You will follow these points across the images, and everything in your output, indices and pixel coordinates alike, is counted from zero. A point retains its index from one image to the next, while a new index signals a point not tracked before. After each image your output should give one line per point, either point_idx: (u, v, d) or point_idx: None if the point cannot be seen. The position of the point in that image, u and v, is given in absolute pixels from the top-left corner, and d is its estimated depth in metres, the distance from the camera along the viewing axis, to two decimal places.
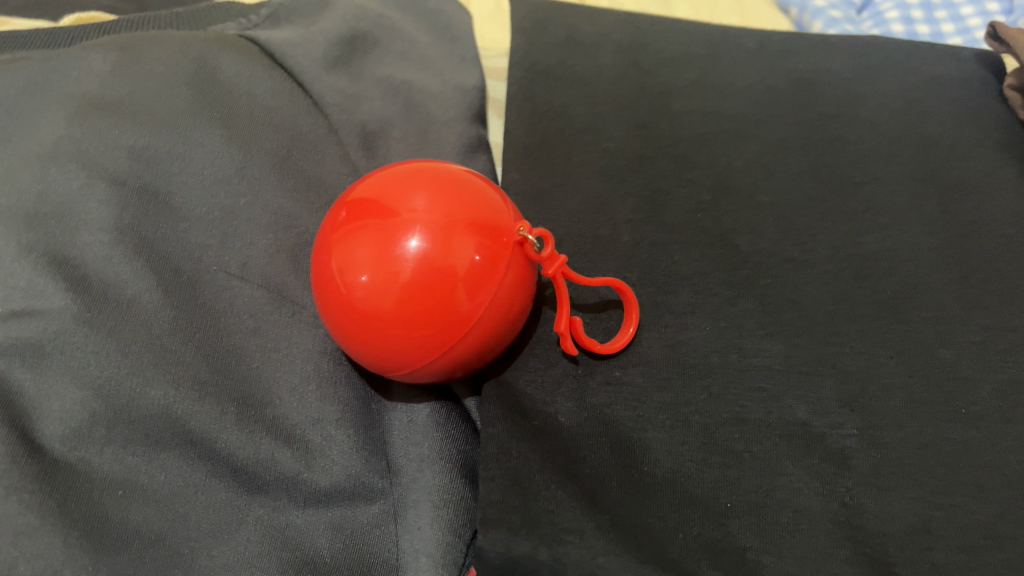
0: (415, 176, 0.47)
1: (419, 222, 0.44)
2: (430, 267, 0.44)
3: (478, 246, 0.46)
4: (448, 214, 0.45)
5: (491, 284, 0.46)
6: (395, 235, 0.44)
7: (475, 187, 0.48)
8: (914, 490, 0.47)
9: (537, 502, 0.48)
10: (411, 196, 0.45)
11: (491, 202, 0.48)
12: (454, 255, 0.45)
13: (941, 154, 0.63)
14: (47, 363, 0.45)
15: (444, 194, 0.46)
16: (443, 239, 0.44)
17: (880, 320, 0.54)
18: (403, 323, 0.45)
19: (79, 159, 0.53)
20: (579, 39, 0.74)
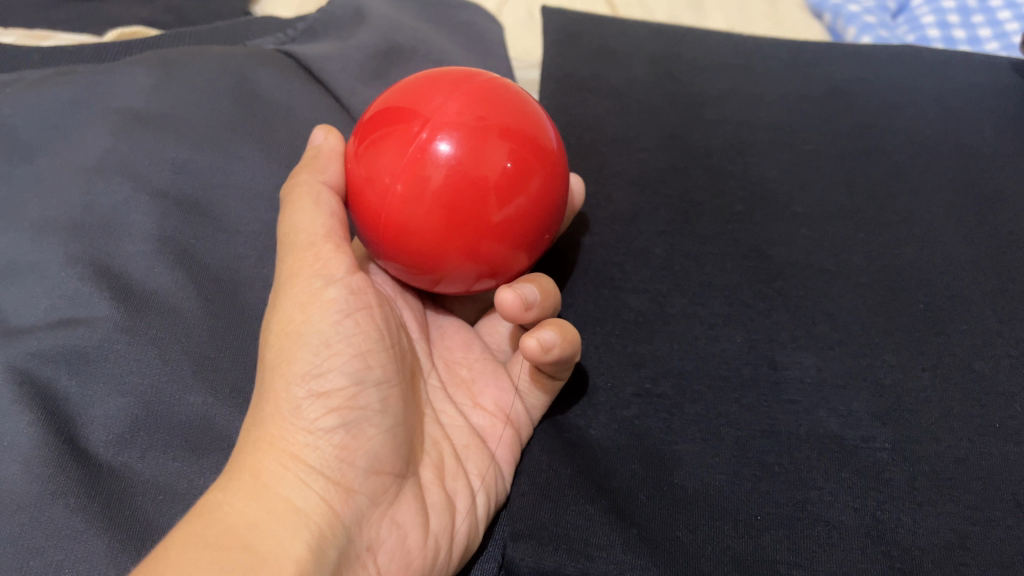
0: (443, 80, 0.44)
1: (448, 123, 0.41)
2: (463, 172, 0.41)
3: (510, 151, 0.42)
4: (478, 114, 0.42)
5: (521, 189, 0.42)
6: (422, 135, 0.41)
7: (505, 93, 0.44)
8: (951, 505, 0.46)
9: (567, 517, 0.47)
10: (437, 97, 0.43)
11: (531, 110, 0.45)
12: (486, 162, 0.41)
13: (978, 164, 0.62)
14: (92, 370, 0.47)
15: (472, 97, 0.43)
16: (472, 141, 0.41)
17: (915, 333, 0.54)
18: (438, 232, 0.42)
19: (124, 173, 0.55)
20: (611, 49, 0.75)
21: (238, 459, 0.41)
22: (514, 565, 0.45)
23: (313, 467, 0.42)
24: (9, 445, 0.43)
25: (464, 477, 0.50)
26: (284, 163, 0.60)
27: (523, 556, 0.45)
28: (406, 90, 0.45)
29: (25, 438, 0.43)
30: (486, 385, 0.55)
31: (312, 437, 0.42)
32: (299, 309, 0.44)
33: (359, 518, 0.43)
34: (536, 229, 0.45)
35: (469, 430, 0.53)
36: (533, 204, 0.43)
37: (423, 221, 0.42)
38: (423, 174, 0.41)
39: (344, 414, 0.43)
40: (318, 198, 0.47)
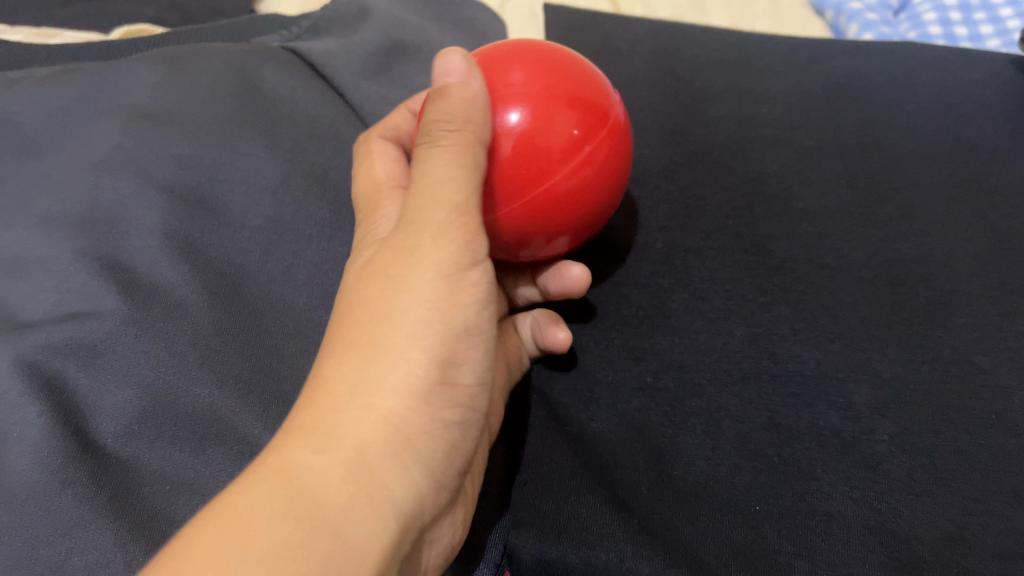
0: (509, 53, 0.47)
1: (518, 94, 0.44)
2: (533, 141, 0.44)
3: (578, 121, 0.45)
4: (546, 85, 0.45)
5: (586, 158, 0.45)
6: (495, 104, 0.44)
7: (570, 65, 0.47)
8: (949, 496, 0.47)
9: (568, 507, 0.48)
10: (506, 70, 0.45)
11: (593, 81, 0.47)
12: (555, 131, 0.44)
13: (978, 159, 0.63)
14: (100, 362, 0.47)
15: (541, 69, 0.46)
16: (542, 110, 0.44)
17: (914, 326, 0.54)
18: (509, 196, 0.44)
19: (131, 169, 0.56)
20: (613, 46, 0.75)
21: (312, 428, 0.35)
22: (517, 556, 0.46)
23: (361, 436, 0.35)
24: (18, 435, 0.44)
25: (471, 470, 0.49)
26: (288, 159, 0.60)
27: (526, 545, 0.46)
28: (476, 64, 0.47)
29: (35, 430, 0.44)
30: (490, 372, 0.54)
31: (432, 427, 0.38)
32: (404, 265, 0.38)
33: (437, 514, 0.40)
34: (598, 198, 0.47)
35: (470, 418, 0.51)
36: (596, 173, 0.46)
37: (495, 186, 0.44)
38: (496, 143, 0.44)
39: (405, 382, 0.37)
40: (464, 133, 0.41)
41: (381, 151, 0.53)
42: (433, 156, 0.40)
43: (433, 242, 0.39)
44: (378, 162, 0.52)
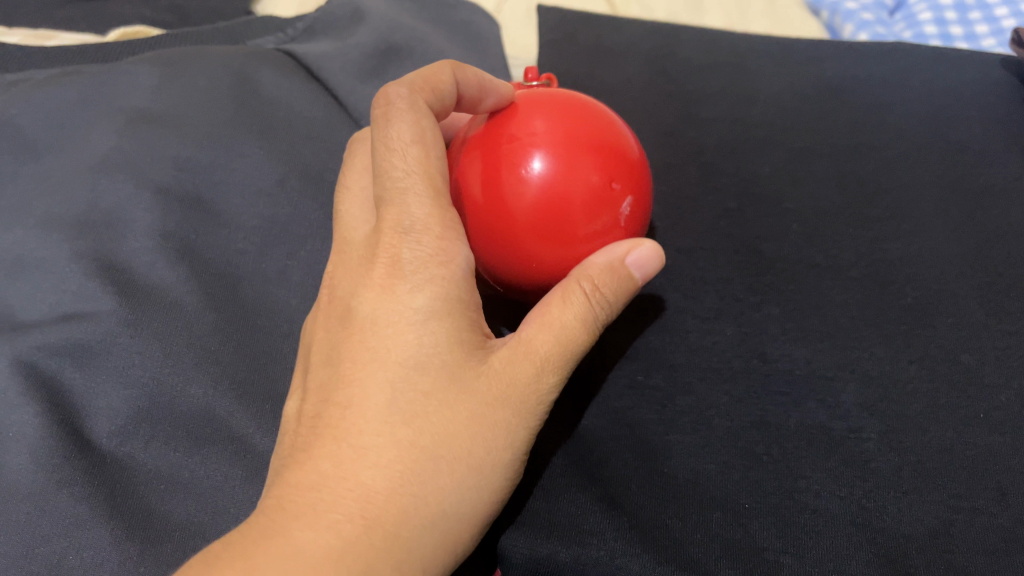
0: (538, 100, 0.48)
1: (543, 142, 0.45)
2: (553, 186, 0.44)
3: (601, 169, 0.45)
4: (569, 134, 0.45)
5: (611, 211, 0.45)
6: (520, 151, 0.45)
7: (592, 112, 0.47)
8: (935, 493, 0.47)
9: (559, 505, 0.48)
10: (531, 118, 0.46)
11: (621, 135, 0.47)
12: (574, 178, 0.44)
13: (966, 161, 0.63)
14: (96, 362, 0.48)
15: (562, 115, 0.46)
16: (565, 160, 0.44)
17: (902, 325, 0.55)
18: (529, 236, 0.45)
19: (127, 171, 0.56)
20: (607, 48, 0.76)
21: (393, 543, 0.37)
22: (509, 553, 0.46)
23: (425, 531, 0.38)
24: (16, 435, 0.45)
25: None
26: (283, 160, 0.60)
27: (518, 542, 0.46)
28: (505, 109, 0.48)
29: (33, 430, 0.45)
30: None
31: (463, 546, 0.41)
32: (511, 410, 0.41)
33: None
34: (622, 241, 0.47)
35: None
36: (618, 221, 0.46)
37: (517, 228, 0.45)
38: (518, 189, 0.44)
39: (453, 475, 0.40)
40: (606, 311, 0.43)
41: (415, 112, 0.43)
42: (575, 323, 0.42)
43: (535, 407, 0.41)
44: (402, 122, 0.43)
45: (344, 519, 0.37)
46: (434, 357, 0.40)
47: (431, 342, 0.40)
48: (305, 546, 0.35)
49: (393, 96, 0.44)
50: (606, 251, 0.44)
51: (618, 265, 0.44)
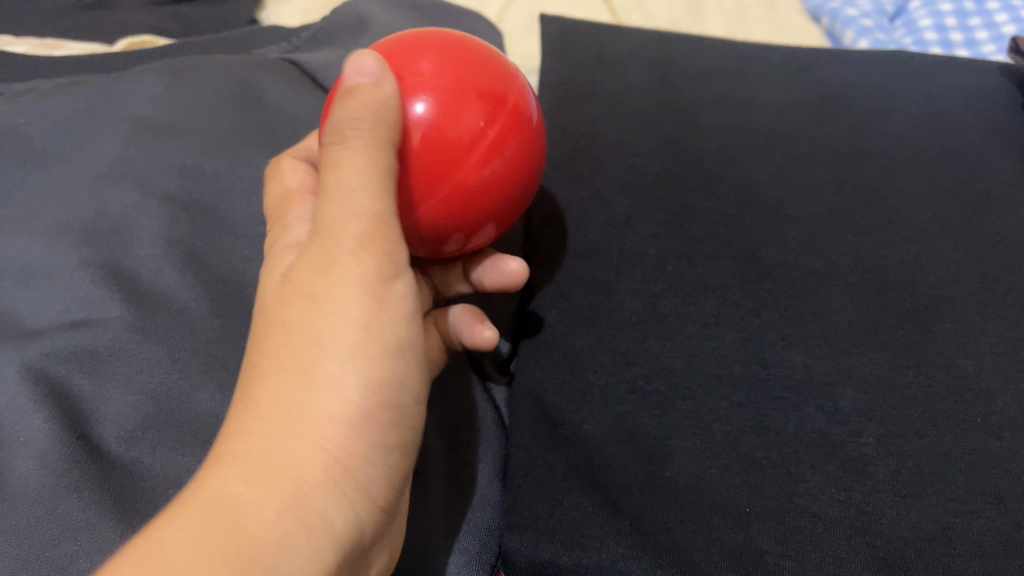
0: (419, 40, 0.44)
1: (424, 85, 0.41)
2: (436, 131, 0.41)
3: (487, 113, 0.42)
4: (456, 78, 0.42)
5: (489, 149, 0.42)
6: (404, 94, 0.41)
7: (481, 53, 0.44)
8: (933, 498, 0.48)
9: (561, 508, 0.49)
10: (419, 58, 0.43)
11: (512, 83, 0.44)
12: (460, 122, 0.41)
13: (964, 167, 0.64)
14: (104, 368, 0.49)
15: (451, 57, 0.43)
16: (448, 103, 0.41)
17: (900, 331, 0.55)
18: (415, 183, 0.42)
19: (134, 179, 0.57)
20: (608, 57, 0.75)
21: (311, 505, 0.35)
22: (513, 557, 0.47)
23: (357, 483, 0.38)
24: (25, 441, 0.45)
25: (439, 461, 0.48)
26: None
27: (521, 546, 0.47)
28: (389, 50, 0.44)
29: (41, 434, 0.45)
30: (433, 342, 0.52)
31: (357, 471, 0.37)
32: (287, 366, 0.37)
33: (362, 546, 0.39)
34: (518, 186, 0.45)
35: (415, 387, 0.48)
36: (506, 169, 0.43)
37: (402, 180, 0.42)
38: (398, 135, 0.41)
39: (397, 427, 0.40)
40: (361, 133, 0.39)
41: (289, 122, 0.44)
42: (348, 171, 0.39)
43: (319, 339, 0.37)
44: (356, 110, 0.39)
45: (280, 484, 0.34)
46: (388, 310, 0.39)
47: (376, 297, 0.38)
48: (236, 503, 0.33)
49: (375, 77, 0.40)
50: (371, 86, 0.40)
51: (377, 91, 0.40)
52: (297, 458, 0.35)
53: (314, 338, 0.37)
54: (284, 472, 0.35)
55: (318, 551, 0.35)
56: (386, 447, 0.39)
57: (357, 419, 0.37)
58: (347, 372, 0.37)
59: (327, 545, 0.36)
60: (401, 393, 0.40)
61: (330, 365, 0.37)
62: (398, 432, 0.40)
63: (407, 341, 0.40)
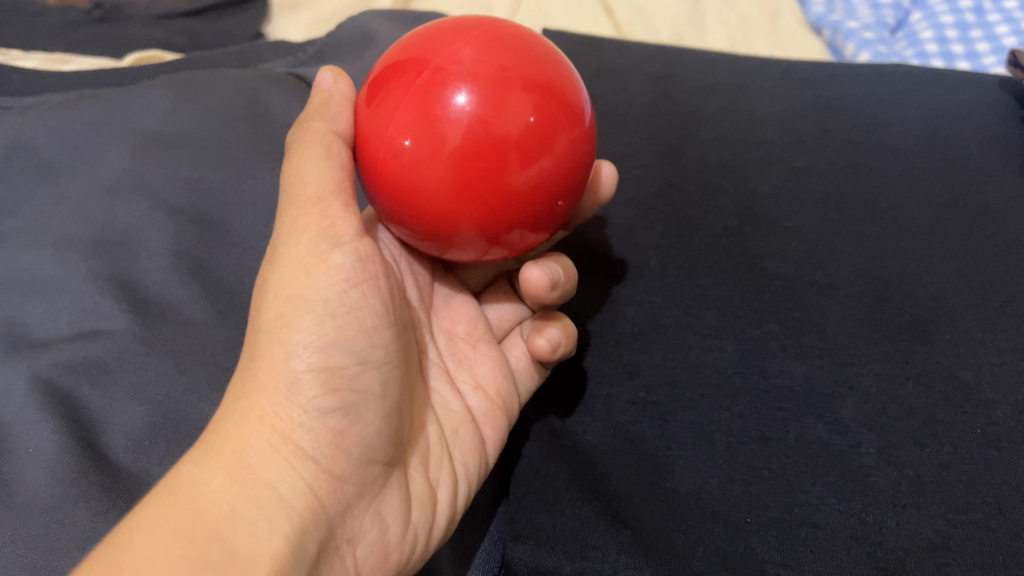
0: (457, 28, 0.39)
1: (465, 74, 0.36)
2: (481, 126, 0.36)
3: (537, 107, 0.37)
4: (501, 67, 0.37)
5: (540, 148, 0.37)
6: (439, 86, 0.37)
7: (528, 40, 0.39)
8: (933, 508, 0.48)
9: (563, 518, 0.49)
10: (456, 46, 0.38)
11: (561, 70, 0.39)
12: (507, 116, 0.36)
13: (963, 179, 0.64)
14: (112, 379, 0.49)
15: (495, 44, 0.38)
16: (492, 94, 0.36)
17: (900, 341, 0.56)
18: (456, 188, 0.37)
19: (143, 193, 0.58)
20: (609, 70, 0.76)
21: (255, 473, 0.38)
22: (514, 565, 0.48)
23: (303, 451, 0.40)
24: (32, 451, 0.46)
25: (448, 467, 0.49)
26: None
27: (522, 555, 0.48)
28: (426, 40, 0.39)
29: (49, 444, 0.46)
30: (486, 366, 0.54)
31: (305, 418, 0.40)
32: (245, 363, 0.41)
33: (344, 510, 0.41)
34: (569, 189, 0.40)
35: (464, 414, 0.52)
36: (561, 167, 0.38)
37: (438, 184, 0.37)
38: (439, 132, 0.36)
39: (341, 395, 0.41)
40: (316, 147, 0.44)
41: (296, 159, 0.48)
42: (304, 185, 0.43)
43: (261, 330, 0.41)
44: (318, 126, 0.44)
45: (223, 455, 0.38)
46: (316, 280, 0.41)
47: (307, 272, 0.42)
48: (184, 483, 0.37)
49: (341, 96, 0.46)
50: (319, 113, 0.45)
51: (328, 109, 0.45)
52: (239, 434, 0.39)
53: (260, 333, 0.41)
54: (227, 446, 0.38)
55: (272, 516, 0.37)
56: (333, 416, 0.41)
57: (287, 388, 0.40)
58: (283, 348, 0.40)
59: (280, 511, 0.38)
60: (340, 360, 0.41)
61: (274, 350, 0.40)
62: (345, 402, 0.41)
63: (342, 311, 0.42)
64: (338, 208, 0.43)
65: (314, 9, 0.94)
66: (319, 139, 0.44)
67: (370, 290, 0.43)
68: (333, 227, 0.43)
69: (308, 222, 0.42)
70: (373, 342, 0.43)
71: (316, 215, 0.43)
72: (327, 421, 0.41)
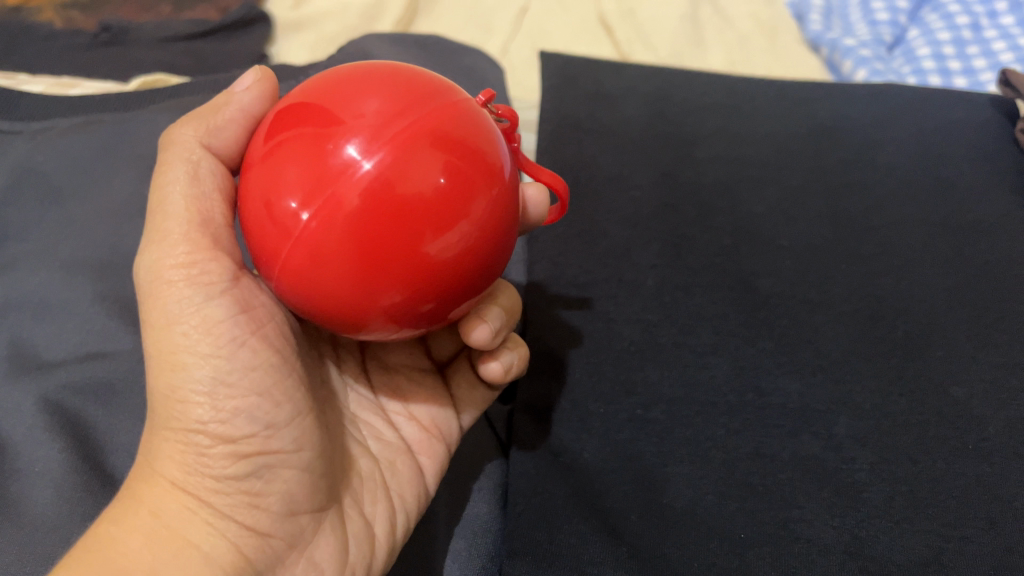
0: (362, 77, 0.37)
1: (364, 129, 0.34)
2: (382, 188, 0.33)
3: (446, 166, 0.34)
4: (406, 121, 0.34)
5: (452, 210, 0.34)
6: (336, 144, 0.34)
7: (442, 90, 0.36)
8: (927, 523, 0.49)
9: (560, 536, 0.50)
10: (358, 97, 0.35)
11: (482, 124, 0.36)
12: (410, 176, 0.33)
13: (955, 198, 0.65)
14: (119, 401, 0.51)
15: (401, 92, 0.35)
16: (393, 151, 0.33)
17: (894, 359, 0.56)
18: (355, 256, 0.34)
19: (149, 217, 0.59)
20: (607, 92, 0.77)
21: (174, 532, 0.40)
22: None
23: (220, 511, 0.41)
24: (39, 470, 0.46)
25: (384, 499, 0.50)
26: None
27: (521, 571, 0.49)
28: (322, 89, 0.36)
29: (56, 464, 0.47)
30: (420, 396, 0.56)
31: (218, 483, 0.41)
32: (153, 428, 0.42)
33: (274, 562, 0.42)
34: (490, 259, 0.37)
35: (400, 445, 0.53)
36: (478, 232, 0.35)
37: (334, 253, 0.34)
38: (334, 195, 0.33)
39: (252, 461, 0.41)
40: (182, 183, 0.42)
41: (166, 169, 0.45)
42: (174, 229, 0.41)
43: (153, 390, 0.41)
44: (188, 149, 0.42)
45: (139, 517, 0.40)
46: (197, 345, 0.40)
47: (186, 335, 0.40)
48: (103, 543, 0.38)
49: (234, 96, 0.43)
50: (187, 139, 0.43)
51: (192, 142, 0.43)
52: (156, 498, 0.40)
53: (156, 401, 0.41)
54: (143, 507, 0.40)
55: (195, 574, 0.39)
56: (246, 481, 0.41)
57: (194, 457, 0.41)
58: (180, 421, 0.40)
59: (203, 569, 0.39)
60: (243, 428, 0.40)
61: (174, 418, 0.40)
62: (256, 465, 0.41)
63: (233, 376, 0.40)
64: (206, 253, 0.41)
65: (317, 28, 0.94)
66: (186, 167, 0.42)
67: (259, 341, 0.41)
68: (207, 277, 0.40)
69: (175, 272, 0.40)
70: (277, 401, 0.41)
71: (183, 263, 0.40)
72: (242, 482, 0.41)
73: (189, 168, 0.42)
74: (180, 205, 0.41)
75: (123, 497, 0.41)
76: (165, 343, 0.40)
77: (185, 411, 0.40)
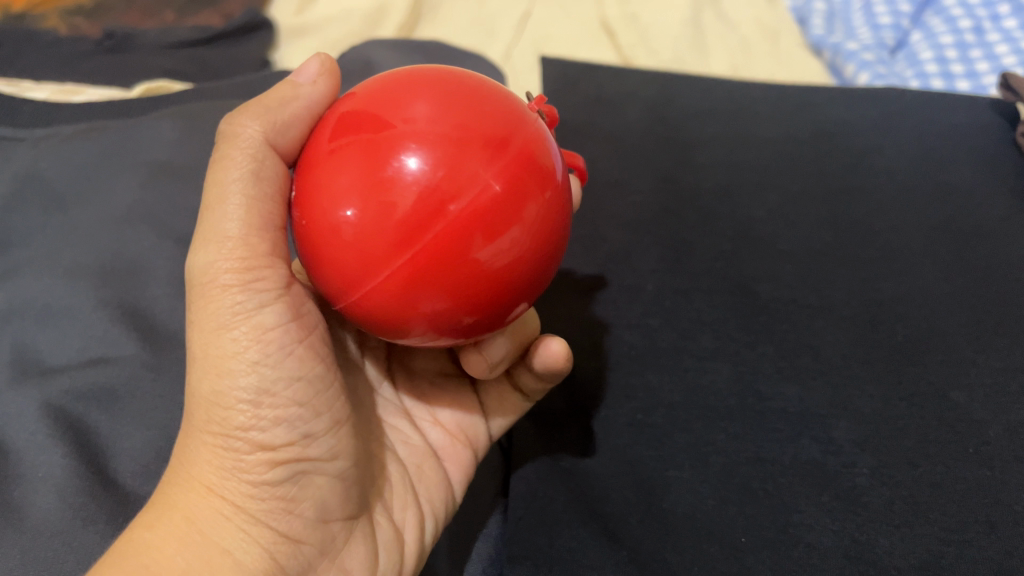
0: (415, 81, 0.37)
1: (418, 135, 0.34)
2: (434, 195, 0.33)
3: (500, 172, 0.34)
4: (460, 126, 0.34)
5: (506, 216, 0.34)
6: (391, 150, 0.34)
7: (494, 95, 0.37)
8: (927, 526, 0.49)
9: (560, 539, 0.50)
10: (412, 102, 0.35)
11: (534, 129, 0.36)
12: (464, 184, 0.33)
13: (956, 203, 0.65)
14: (120, 405, 0.51)
15: (454, 97, 0.35)
16: (446, 158, 0.33)
17: (893, 363, 0.56)
18: (406, 262, 0.34)
19: (151, 223, 0.60)
20: (607, 97, 0.77)
21: (210, 539, 0.39)
22: None
23: (257, 519, 0.41)
24: (42, 476, 0.47)
25: (414, 505, 0.50)
26: None
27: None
28: (376, 93, 0.37)
29: (59, 468, 0.47)
30: (445, 402, 0.56)
31: (256, 490, 0.41)
32: (189, 430, 0.42)
33: (307, 569, 0.43)
34: (540, 266, 0.37)
35: (426, 449, 0.53)
36: (531, 239, 0.35)
37: (387, 260, 0.34)
38: (388, 200, 0.33)
39: (290, 468, 0.42)
40: (241, 178, 0.40)
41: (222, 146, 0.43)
42: (231, 230, 0.40)
43: (197, 393, 0.41)
44: (249, 142, 0.41)
45: (175, 523, 0.39)
46: (245, 351, 0.40)
47: (234, 340, 0.40)
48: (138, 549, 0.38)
49: (293, 87, 0.43)
50: (251, 128, 0.41)
51: (254, 135, 0.41)
52: (192, 503, 0.40)
53: (196, 404, 0.41)
54: (179, 513, 0.40)
55: None
56: (283, 486, 0.42)
57: (232, 462, 0.41)
58: (221, 425, 0.40)
59: None
60: (283, 436, 0.41)
61: (214, 422, 0.40)
62: (295, 472, 0.42)
63: (278, 383, 0.41)
64: (259, 260, 0.41)
65: (319, 34, 0.95)
66: (247, 163, 0.40)
67: (305, 350, 0.42)
68: (259, 283, 0.40)
69: (228, 275, 0.40)
70: (317, 411, 0.42)
71: (236, 267, 0.40)
72: (279, 489, 0.42)
73: (251, 161, 0.40)
74: (240, 207, 0.40)
75: (158, 502, 0.40)
76: (212, 348, 0.40)
77: (229, 417, 0.40)
